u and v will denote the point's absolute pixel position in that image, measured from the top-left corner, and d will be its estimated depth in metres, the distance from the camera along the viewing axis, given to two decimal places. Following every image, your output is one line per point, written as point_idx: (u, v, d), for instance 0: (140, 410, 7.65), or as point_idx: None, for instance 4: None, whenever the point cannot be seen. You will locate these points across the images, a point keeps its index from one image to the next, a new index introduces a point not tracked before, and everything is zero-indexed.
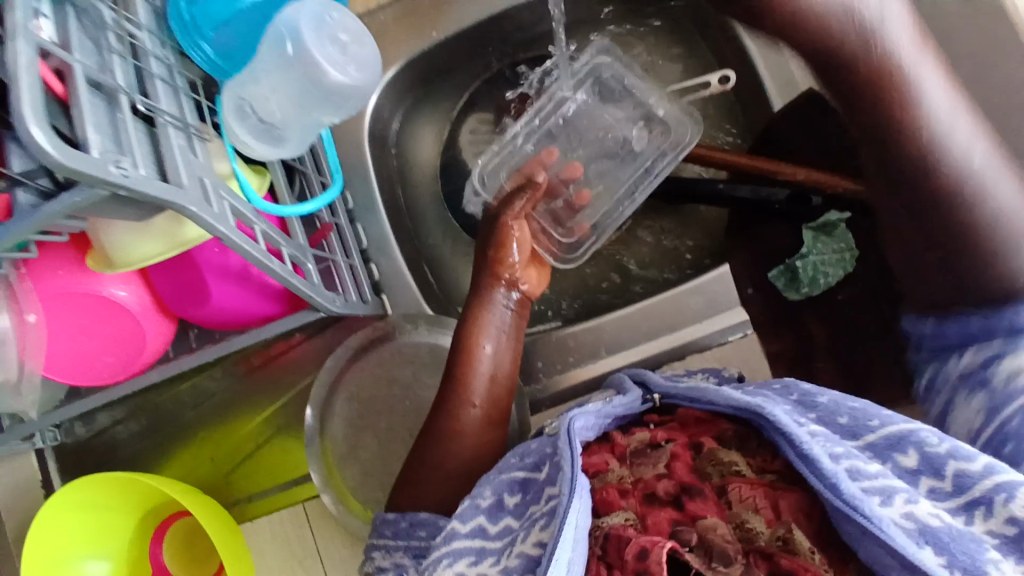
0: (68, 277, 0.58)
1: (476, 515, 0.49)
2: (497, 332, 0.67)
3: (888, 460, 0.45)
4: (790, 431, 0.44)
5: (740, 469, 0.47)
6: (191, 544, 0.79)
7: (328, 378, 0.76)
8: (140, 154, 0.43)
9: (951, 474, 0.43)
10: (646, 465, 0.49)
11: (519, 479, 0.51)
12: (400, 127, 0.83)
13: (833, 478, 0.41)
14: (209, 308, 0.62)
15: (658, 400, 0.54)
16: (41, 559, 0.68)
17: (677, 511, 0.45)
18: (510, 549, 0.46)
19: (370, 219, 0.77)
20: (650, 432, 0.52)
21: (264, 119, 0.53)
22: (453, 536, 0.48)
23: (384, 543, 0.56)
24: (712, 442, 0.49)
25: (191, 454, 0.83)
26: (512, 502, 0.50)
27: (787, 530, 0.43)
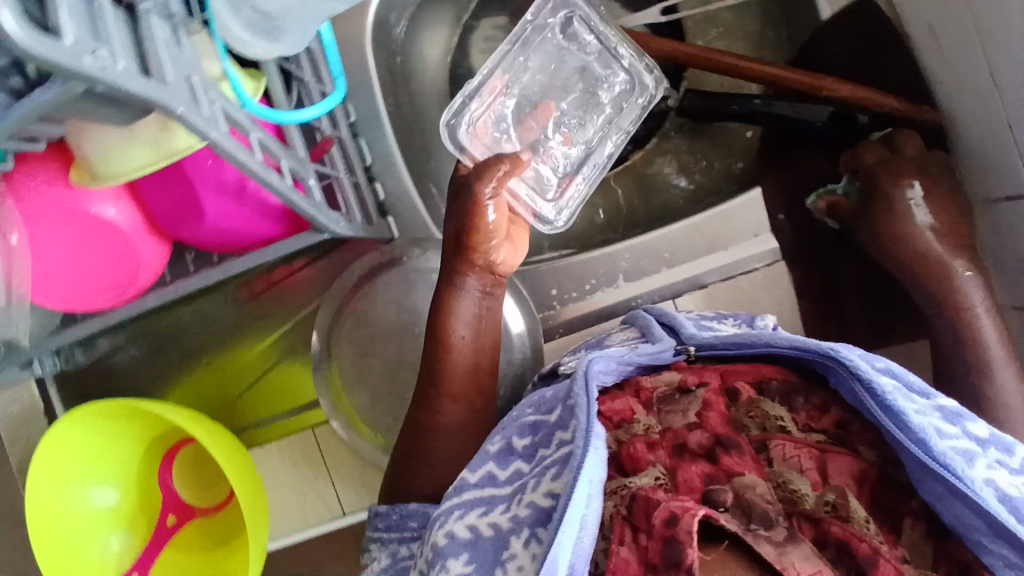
0: (50, 193, 0.53)
1: (485, 463, 0.44)
2: (471, 316, 0.60)
3: (957, 424, 0.39)
4: (870, 377, 0.38)
5: (785, 425, 0.41)
6: (200, 472, 0.78)
7: (334, 304, 0.74)
8: (121, 46, 0.37)
9: (1021, 455, 0.38)
10: (674, 414, 0.43)
11: (531, 422, 0.46)
12: (407, 32, 0.75)
13: (921, 432, 0.36)
14: (206, 228, 0.58)
15: (693, 353, 0.48)
16: (48, 483, 0.67)
17: (711, 464, 0.39)
18: (520, 496, 0.41)
19: (376, 135, 0.71)
20: (680, 375, 0.46)
21: (259, 10, 0.47)
22: (462, 487, 0.43)
23: (379, 536, 0.53)
24: (750, 392, 0.44)
25: (195, 380, 0.81)
26: (520, 445, 0.45)
27: (838, 495, 0.37)
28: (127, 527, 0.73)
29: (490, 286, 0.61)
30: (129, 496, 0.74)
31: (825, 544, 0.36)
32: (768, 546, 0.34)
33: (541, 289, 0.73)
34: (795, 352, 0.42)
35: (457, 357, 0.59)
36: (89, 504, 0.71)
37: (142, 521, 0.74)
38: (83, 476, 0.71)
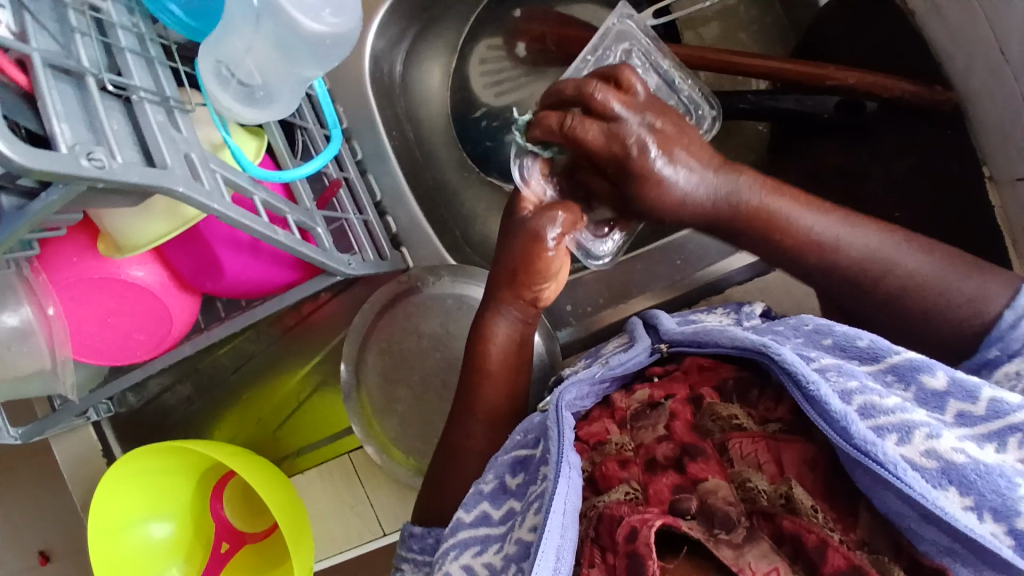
0: (82, 264, 0.58)
1: (479, 501, 0.48)
2: (510, 339, 0.61)
3: (912, 383, 0.42)
4: (796, 369, 0.41)
5: (741, 422, 0.45)
6: (248, 500, 0.82)
7: (359, 335, 0.76)
8: (116, 140, 0.40)
9: (985, 399, 0.40)
10: (645, 429, 0.47)
11: (520, 458, 0.49)
12: (406, 65, 0.77)
13: (843, 421, 0.38)
14: (227, 281, 0.61)
15: (666, 350, 0.51)
16: (109, 522, 0.72)
17: (679, 475, 0.43)
18: (510, 534, 0.45)
19: (382, 169, 0.73)
20: (650, 389, 0.50)
21: (244, 81, 0.46)
22: (458, 527, 0.47)
23: (412, 556, 0.56)
24: (713, 396, 0.47)
25: (238, 415, 0.85)
26: (513, 483, 0.48)
27: (789, 487, 0.40)
28: (184, 559, 0.78)
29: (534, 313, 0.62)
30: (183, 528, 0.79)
31: (782, 540, 0.38)
32: (728, 550, 0.38)
33: (555, 307, 0.74)
34: (736, 350, 0.46)
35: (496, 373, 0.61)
36: (146, 540, 0.76)
37: (198, 551, 0.79)
38: (137, 513, 0.76)
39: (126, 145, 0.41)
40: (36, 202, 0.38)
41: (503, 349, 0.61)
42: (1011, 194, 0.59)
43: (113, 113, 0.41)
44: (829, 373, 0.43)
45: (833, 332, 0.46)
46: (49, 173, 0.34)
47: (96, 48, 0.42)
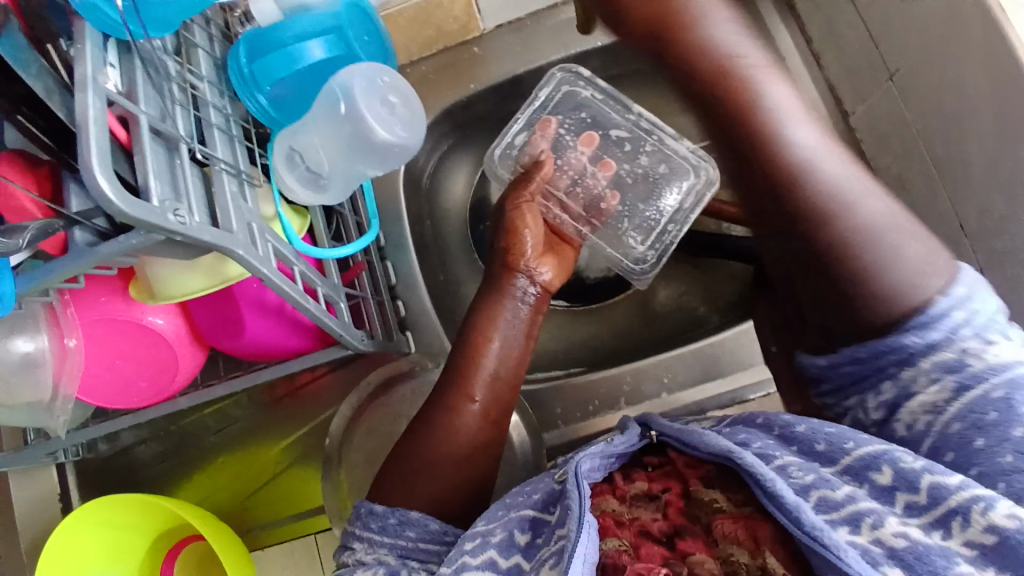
0: (108, 304, 0.60)
1: (487, 549, 0.49)
2: (507, 347, 0.65)
3: (864, 480, 0.45)
4: (756, 468, 0.44)
5: (721, 505, 0.47)
6: (206, 566, 0.80)
7: (349, 411, 0.78)
8: (195, 200, 0.45)
9: (925, 487, 0.43)
10: (642, 508, 0.49)
11: (529, 517, 0.51)
12: (436, 168, 0.86)
13: (796, 511, 0.41)
14: (243, 340, 0.63)
15: (654, 436, 0.53)
16: (58, 573, 0.68)
17: (669, 549, 0.46)
18: None
19: (401, 258, 0.78)
20: (649, 481, 0.52)
21: (311, 168, 0.53)
22: (464, 568, 0.48)
23: (368, 536, 0.55)
24: (698, 483, 0.49)
25: (209, 477, 0.84)
26: (522, 540, 0.50)
27: (765, 560, 0.43)
28: None
29: (532, 297, 0.68)
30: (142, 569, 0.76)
31: None
32: None
33: (545, 408, 0.77)
34: (709, 453, 0.48)
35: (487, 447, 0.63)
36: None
37: None
38: (93, 558, 0.72)
39: (200, 206, 0.46)
40: (110, 244, 0.42)
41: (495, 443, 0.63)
42: None
43: (193, 177, 0.46)
44: (790, 469, 0.46)
45: (798, 433, 0.49)
46: (139, 220, 0.38)
47: (189, 120, 0.48)
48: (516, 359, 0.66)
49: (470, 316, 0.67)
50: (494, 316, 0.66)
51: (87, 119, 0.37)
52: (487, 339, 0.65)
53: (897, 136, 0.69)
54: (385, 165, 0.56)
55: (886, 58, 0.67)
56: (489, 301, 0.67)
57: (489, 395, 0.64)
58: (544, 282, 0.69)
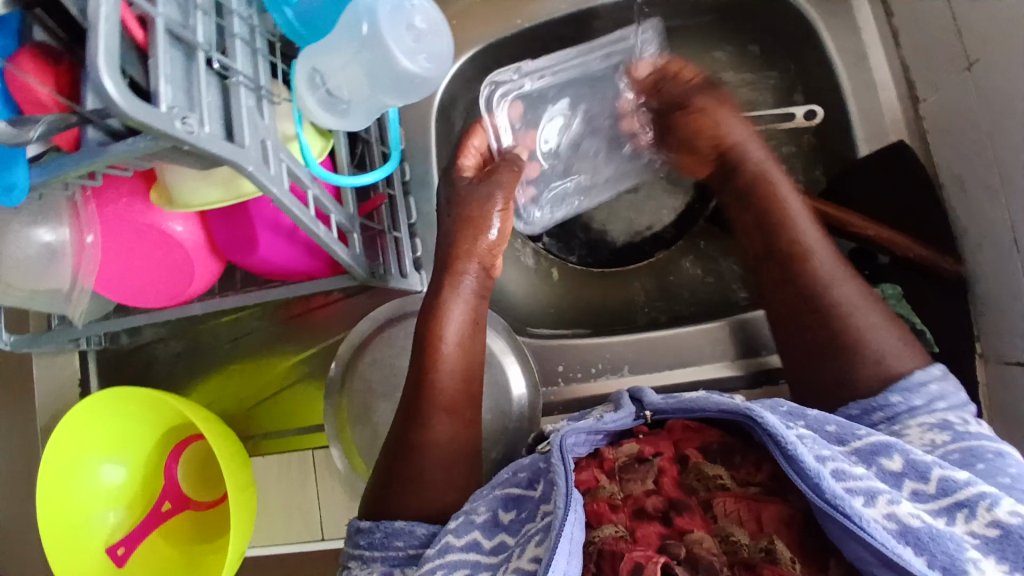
0: (128, 205, 0.60)
1: (471, 530, 0.50)
2: (461, 320, 0.67)
3: (874, 464, 0.45)
4: (778, 433, 0.43)
5: (725, 482, 0.47)
6: (204, 470, 0.83)
7: (357, 339, 0.79)
8: (211, 110, 0.44)
9: (935, 478, 0.43)
10: (634, 482, 0.49)
11: (512, 496, 0.52)
12: (471, 108, 0.84)
13: (816, 477, 0.41)
14: (255, 257, 0.64)
15: (651, 417, 0.51)
16: (64, 452, 0.72)
17: (665, 526, 0.46)
18: (505, 565, 0.47)
19: (424, 194, 0.77)
20: (639, 444, 0.51)
21: (332, 91, 0.52)
22: (447, 549, 0.48)
23: (361, 553, 0.55)
24: (697, 456, 0.49)
25: (220, 382, 0.86)
26: (505, 518, 0.51)
27: (770, 541, 0.44)
28: (124, 510, 0.77)
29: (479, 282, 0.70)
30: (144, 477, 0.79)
31: None
32: None
33: (548, 361, 0.76)
34: (721, 415, 0.47)
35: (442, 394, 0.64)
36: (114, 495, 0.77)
37: (140, 502, 0.78)
38: (96, 450, 0.74)
39: (214, 118, 0.45)
40: (122, 145, 0.41)
41: (449, 457, 0.62)
42: (998, 373, 0.62)
43: (210, 87, 0.45)
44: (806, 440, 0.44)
45: (805, 417, 0.49)
46: (144, 125, 0.37)
47: (212, 27, 0.46)
48: (473, 343, 0.68)
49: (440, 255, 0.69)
50: (448, 304, 0.67)
51: (99, 15, 0.36)
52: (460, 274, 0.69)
53: (966, 130, 0.63)
54: (402, 97, 0.55)
55: (968, 47, 0.62)
56: (428, 322, 0.67)
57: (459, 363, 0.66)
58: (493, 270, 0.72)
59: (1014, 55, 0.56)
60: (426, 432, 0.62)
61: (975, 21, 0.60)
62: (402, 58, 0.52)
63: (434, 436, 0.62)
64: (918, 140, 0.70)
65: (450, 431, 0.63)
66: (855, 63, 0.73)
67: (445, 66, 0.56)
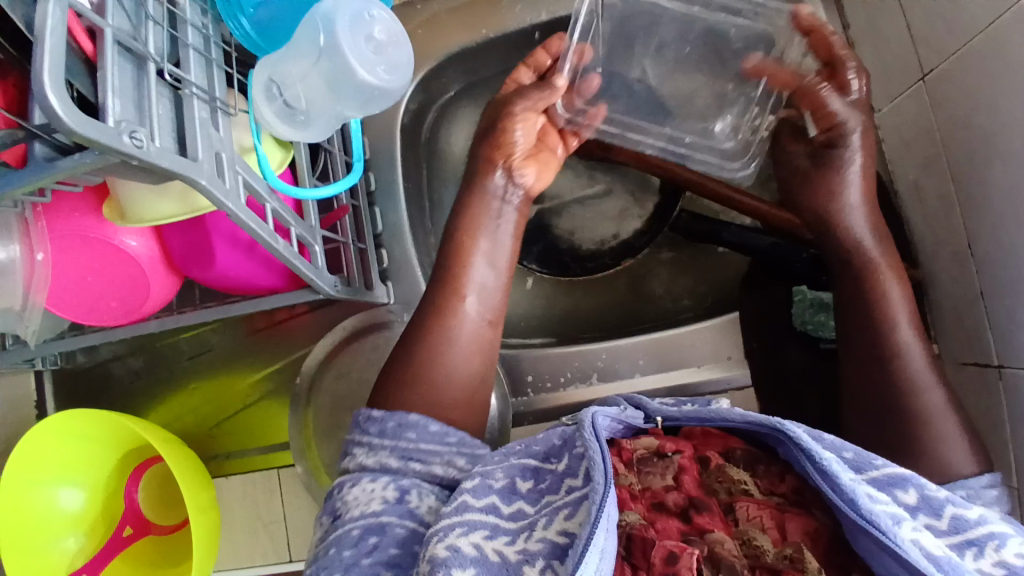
0: (82, 220, 0.59)
1: (489, 493, 0.49)
2: (501, 221, 0.68)
3: (889, 494, 0.44)
4: (808, 446, 0.42)
5: (748, 488, 0.47)
6: (166, 491, 0.81)
7: (322, 354, 0.78)
8: (161, 123, 0.43)
9: (948, 516, 0.42)
10: (654, 475, 0.49)
11: (531, 466, 0.51)
12: (437, 117, 0.84)
13: (851, 494, 0.40)
14: (214, 272, 0.63)
15: (661, 423, 0.52)
16: (21, 476, 0.69)
17: (685, 522, 0.46)
18: (528, 532, 0.46)
19: (389, 205, 0.77)
20: (659, 439, 0.51)
21: (289, 102, 0.52)
22: (465, 508, 0.48)
23: (369, 439, 0.54)
24: (719, 459, 0.49)
25: (180, 400, 0.84)
26: (523, 487, 0.50)
27: (795, 550, 0.43)
28: (84, 533, 0.74)
29: (516, 198, 0.69)
30: (111, 488, 0.77)
31: None
32: None
33: (518, 371, 0.75)
34: (745, 426, 0.46)
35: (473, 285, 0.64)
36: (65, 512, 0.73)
37: (100, 525, 0.76)
38: (54, 473, 0.72)
39: (166, 131, 0.44)
40: (67, 160, 0.40)
41: (463, 385, 0.61)
42: (956, 376, 0.63)
43: (162, 99, 0.44)
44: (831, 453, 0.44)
45: (824, 440, 0.45)
46: (90, 140, 0.36)
47: (164, 38, 0.45)
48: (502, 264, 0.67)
49: (453, 224, 0.68)
50: (482, 223, 0.67)
51: (43, 26, 0.35)
52: (480, 215, 0.67)
53: (922, 139, 0.65)
54: (366, 109, 0.54)
55: (922, 58, 0.64)
56: (453, 256, 0.65)
57: (482, 297, 0.64)
58: (527, 188, 0.70)
59: (965, 66, 0.58)
60: (454, 317, 0.63)
61: (930, 33, 0.62)
62: (362, 71, 0.51)
63: (462, 321, 0.63)
64: (875, 149, 0.72)
65: (481, 326, 0.64)
66: None
67: (407, 75, 0.54)
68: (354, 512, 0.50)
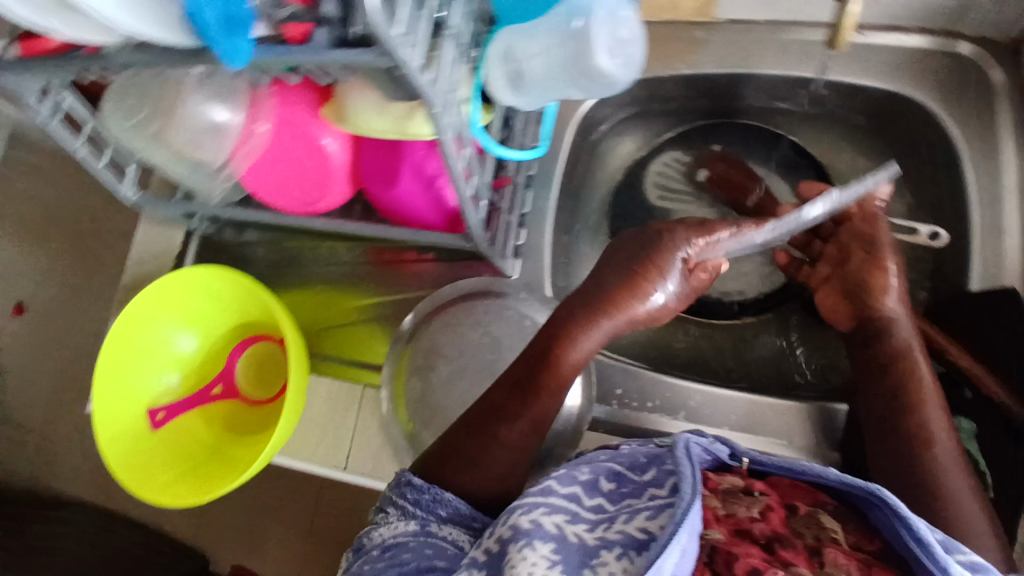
0: (301, 111, 0.66)
1: (574, 484, 0.56)
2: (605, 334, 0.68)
3: None
4: (909, 514, 0.45)
5: (836, 537, 0.49)
6: (260, 371, 0.84)
7: (433, 302, 0.82)
8: (444, 85, 0.49)
9: None
10: (739, 505, 0.51)
11: (617, 471, 0.58)
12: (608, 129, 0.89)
13: (944, 562, 0.44)
14: (390, 193, 0.69)
15: (747, 466, 0.54)
16: (148, 308, 0.77)
17: (767, 553, 0.47)
18: (608, 524, 0.53)
19: (543, 190, 0.81)
20: (744, 479, 0.53)
21: (524, 68, 0.57)
22: (551, 493, 0.55)
23: (403, 504, 0.59)
24: (806, 508, 0.51)
25: (296, 298, 0.90)
26: (606, 487, 0.57)
27: None
28: (181, 376, 0.82)
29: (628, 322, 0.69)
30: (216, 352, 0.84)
31: None
32: None
33: (607, 382, 0.77)
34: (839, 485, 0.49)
35: (563, 375, 0.65)
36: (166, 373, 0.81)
37: (196, 376, 0.83)
38: (173, 315, 0.79)
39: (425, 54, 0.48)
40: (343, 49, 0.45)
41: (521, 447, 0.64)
42: None
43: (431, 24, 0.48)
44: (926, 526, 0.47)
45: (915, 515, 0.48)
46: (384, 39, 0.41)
47: None
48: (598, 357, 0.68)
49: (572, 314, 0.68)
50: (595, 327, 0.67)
51: None
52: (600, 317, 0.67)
53: None
54: (584, 92, 0.59)
55: None
56: (563, 341, 0.66)
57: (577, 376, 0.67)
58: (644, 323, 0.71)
59: None
60: (539, 405, 0.65)
61: None
62: (600, 59, 0.56)
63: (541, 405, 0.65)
64: None
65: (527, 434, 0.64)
66: (991, 203, 0.73)
67: (630, 75, 0.60)
68: (379, 544, 0.58)
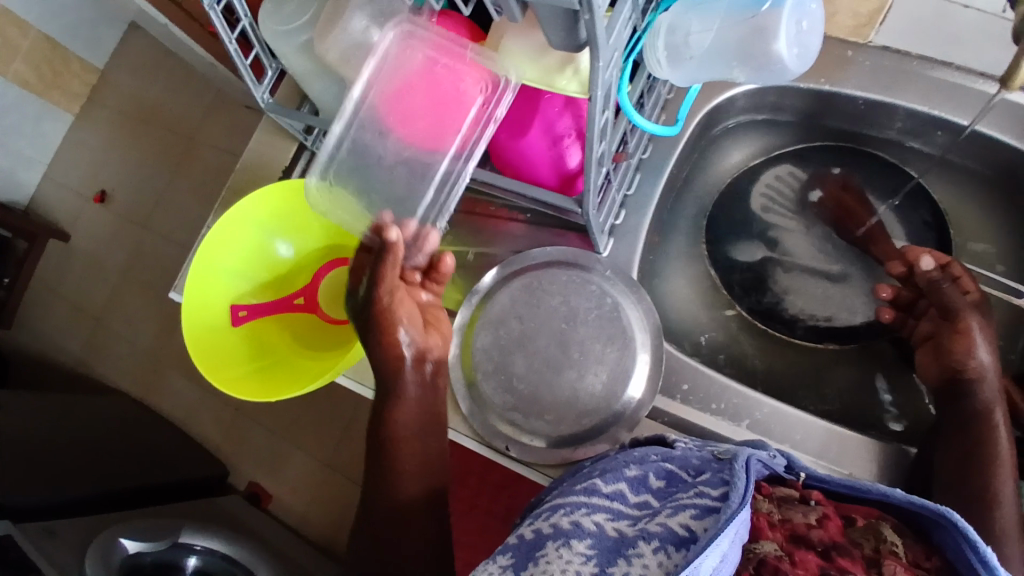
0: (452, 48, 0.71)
1: (621, 481, 0.57)
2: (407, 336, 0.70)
3: None
4: (976, 536, 0.46)
5: (898, 550, 0.49)
6: (340, 297, 0.87)
7: (517, 262, 0.80)
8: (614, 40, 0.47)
9: None
10: (795, 511, 0.52)
11: (670, 471, 0.58)
12: (727, 130, 0.88)
13: None
14: (517, 142, 0.71)
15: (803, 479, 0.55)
16: (251, 217, 0.81)
17: (825, 559, 0.48)
18: (650, 518, 0.52)
19: (652, 175, 0.81)
20: (797, 490, 0.54)
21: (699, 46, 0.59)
22: (594, 492, 0.55)
23: None
24: (864, 520, 0.52)
25: None
26: (655, 484, 0.57)
27: None
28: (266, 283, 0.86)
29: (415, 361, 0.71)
30: (299, 265, 0.87)
31: None
32: None
33: (675, 377, 0.76)
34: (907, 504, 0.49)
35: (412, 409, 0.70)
36: (248, 280, 0.85)
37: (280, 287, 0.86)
38: (274, 226, 0.83)
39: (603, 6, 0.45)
40: None
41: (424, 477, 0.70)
42: None
43: None
44: None
45: None
46: None
47: None
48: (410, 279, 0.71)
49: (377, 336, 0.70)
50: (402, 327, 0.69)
51: None
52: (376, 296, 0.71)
53: None
54: (751, 74, 0.61)
55: None
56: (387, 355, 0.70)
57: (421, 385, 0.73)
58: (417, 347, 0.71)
59: None
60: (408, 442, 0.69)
61: None
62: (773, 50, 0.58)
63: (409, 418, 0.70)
64: None
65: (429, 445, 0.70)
66: None
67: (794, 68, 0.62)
68: None
